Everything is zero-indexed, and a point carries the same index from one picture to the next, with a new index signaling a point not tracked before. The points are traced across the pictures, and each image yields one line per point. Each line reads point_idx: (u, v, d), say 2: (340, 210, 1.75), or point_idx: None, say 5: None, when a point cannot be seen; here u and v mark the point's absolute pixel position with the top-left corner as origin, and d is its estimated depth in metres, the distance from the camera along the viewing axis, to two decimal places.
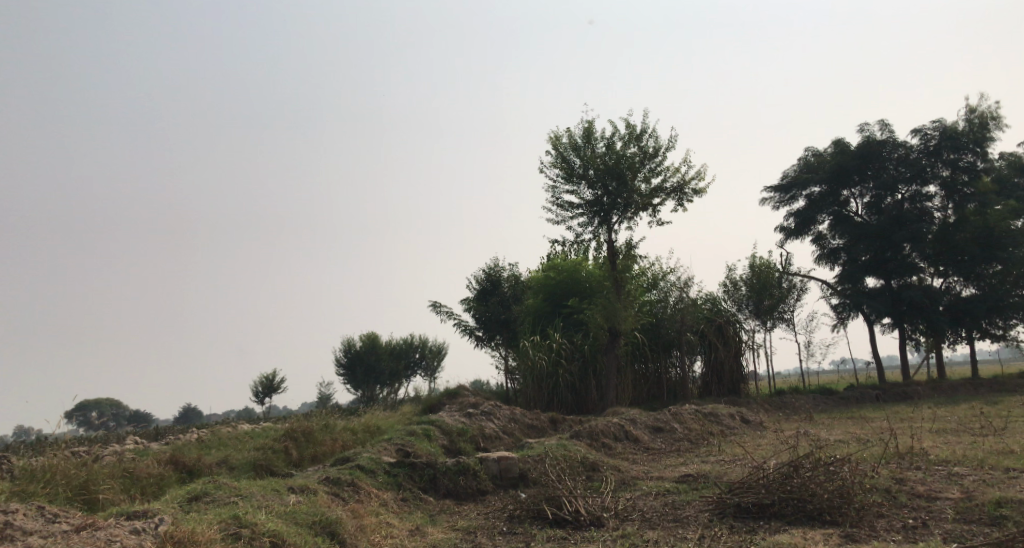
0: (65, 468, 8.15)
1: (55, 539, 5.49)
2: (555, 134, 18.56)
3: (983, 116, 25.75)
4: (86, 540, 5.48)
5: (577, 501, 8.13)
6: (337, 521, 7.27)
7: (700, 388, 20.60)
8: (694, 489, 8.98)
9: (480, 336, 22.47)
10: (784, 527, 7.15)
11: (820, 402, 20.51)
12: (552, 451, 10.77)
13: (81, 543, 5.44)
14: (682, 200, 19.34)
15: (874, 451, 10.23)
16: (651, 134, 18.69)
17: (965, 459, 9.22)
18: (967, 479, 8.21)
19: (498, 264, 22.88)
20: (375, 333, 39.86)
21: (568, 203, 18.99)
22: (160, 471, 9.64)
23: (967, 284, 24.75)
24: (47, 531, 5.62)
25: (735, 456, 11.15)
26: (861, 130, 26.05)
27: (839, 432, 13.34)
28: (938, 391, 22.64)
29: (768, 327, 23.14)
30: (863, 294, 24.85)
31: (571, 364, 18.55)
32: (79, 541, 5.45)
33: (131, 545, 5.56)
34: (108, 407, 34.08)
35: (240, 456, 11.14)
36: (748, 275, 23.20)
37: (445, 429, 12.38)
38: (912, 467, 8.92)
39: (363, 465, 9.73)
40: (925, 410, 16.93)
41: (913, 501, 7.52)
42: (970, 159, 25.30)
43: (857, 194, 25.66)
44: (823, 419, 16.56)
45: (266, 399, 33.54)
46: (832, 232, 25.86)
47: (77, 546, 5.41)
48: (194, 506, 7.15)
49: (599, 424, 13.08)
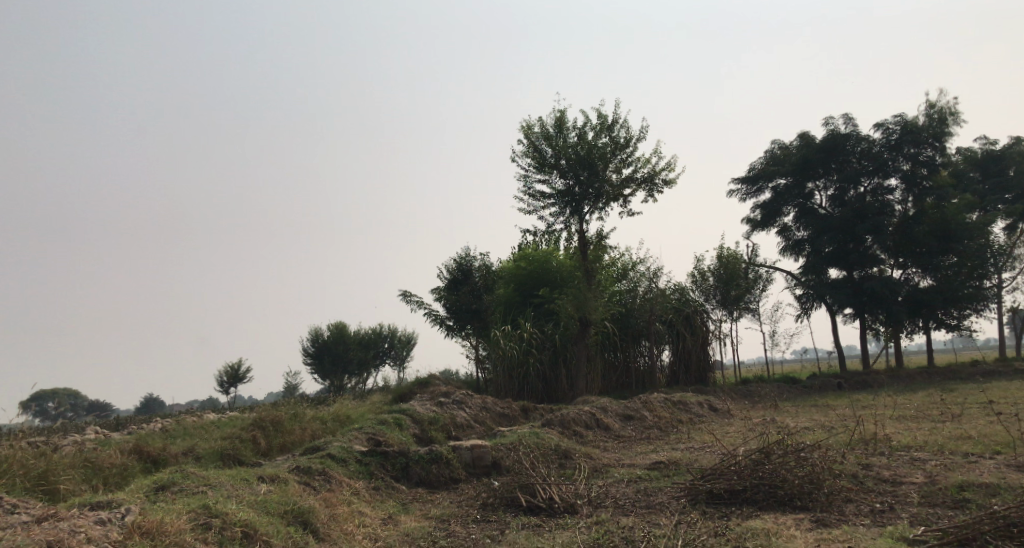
0: (25, 458, 7.93)
1: (16, 529, 5.32)
2: (527, 123, 18.56)
3: (942, 111, 26.20)
4: (48, 531, 5.31)
5: (551, 488, 8.17)
6: (310, 510, 7.18)
7: (667, 377, 20.82)
8: (665, 476, 9.07)
9: (450, 326, 22.42)
10: (756, 513, 7.25)
11: (784, 391, 20.88)
12: (525, 439, 10.80)
13: (43, 533, 5.29)
14: (652, 191, 19.45)
15: (840, 438, 10.43)
16: (622, 125, 18.75)
17: (926, 444, 9.46)
18: (929, 464, 8.44)
19: (469, 253, 22.77)
20: (343, 323, 39.51)
21: (540, 193, 19.00)
22: (124, 461, 9.43)
23: (924, 275, 25.22)
24: (6, 521, 5.45)
25: (706, 444, 11.28)
26: (826, 123, 26.48)
27: (804, 419, 13.62)
28: (898, 380, 23.21)
29: (734, 317, 23.38)
30: (826, 285, 25.34)
31: (541, 353, 18.59)
32: (40, 532, 5.28)
33: (97, 536, 5.41)
34: (65, 398, 33.25)
35: (206, 446, 10.96)
36: (716, 266, 23.45)
37: (417, 418, 12.32)
38: (877, 452, 9.15)
39: (334, 454, 9.67)
40: (885, 397, 17.35)
41: (879, 486, 7.70)
42: (929, 153, 25.82)
43: (822, 186, 26.12)
44: (788, 407, 16.86)
45: (231, 388, 33.06)
46: (797, 224, 26.36)
47: (39, 537, 5.24)
48: (161, 496, 7.01)
49: (571, 413, 13.16)
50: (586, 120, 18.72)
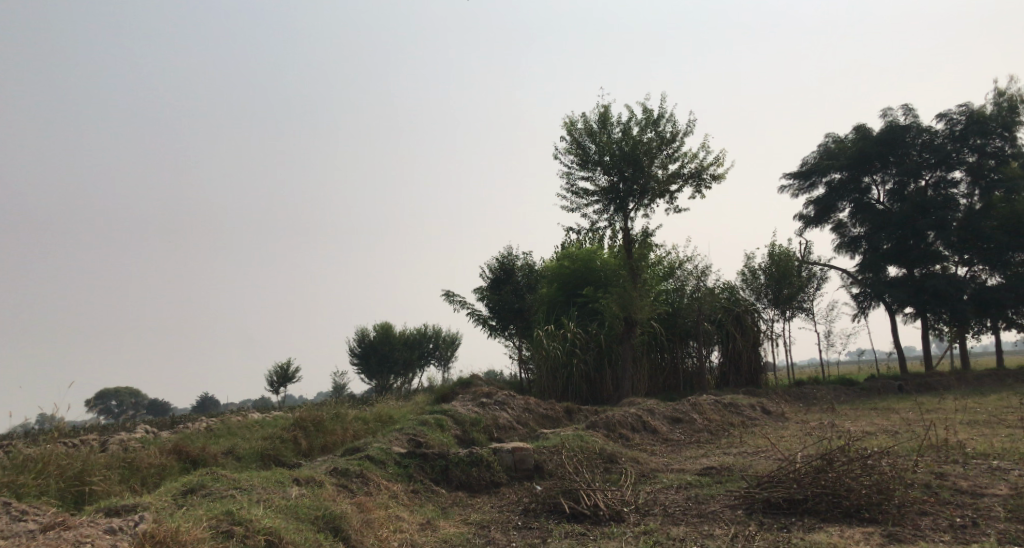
0: (60, 458, 7.80)
1: (18, 542, 5.14)
2: (570, 119, 18.15)
3: (1012, 99, 24.77)
4: (50, 543, 5.11)
5: (596, 495, 7.70)
6: (343, 516, 6.87)
7: (717, 379, 20.13)
8: (718, 483, 8.55)
9: (493, 326, 22.14)
10: (819, 525, 6.69)
11: (841, 393, 19.96)
12: (569, 442, 10.37)
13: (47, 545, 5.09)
14: (700, 187, 18.80)
15: (908, 444, 9.70)
16: (669, 119, 18.13)
17: (1006, 452, 8.71)
18: (1011, 474, 7.74)
19: (512, 253, 22.52)
20: (389, 324, 39.66)
21: (584, 191, 18.53)
22: (162, 460, 9.27)
23: (992, 273, 23.94)
24: (11, 530, 5.26)
25: (760, 448, 10.70)
26: (884, 115, 25.36)
27: (867, 423, 12.85)
28: (965, 382, 22.02)
29: (787, 317, 22.50)
30: (884, 283, 24.23)
31: (586, 353, 18.06)
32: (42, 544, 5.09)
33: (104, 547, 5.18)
34: (126, 396, 34.16)
35: (246, 445, 10.79)
36: (767, 263, 22.60)
37: (458, 419, 12.01)
38: (950, 460, 8.44)
39: (372, 456, 9.38)
40: (952, 401, 16.36)
41: (958, 498, 7.04)
42: (998, 144, 24.43)
43: (879, 180, 24.96)
44: (846, 410, 16.04)
45: (281, 388, 33.33)
46: (853, 220, 25.30)
47: None
48: (188, 500, 6.80)
49: (616, 415, 12.65)
50: (630, 115, 18.20)
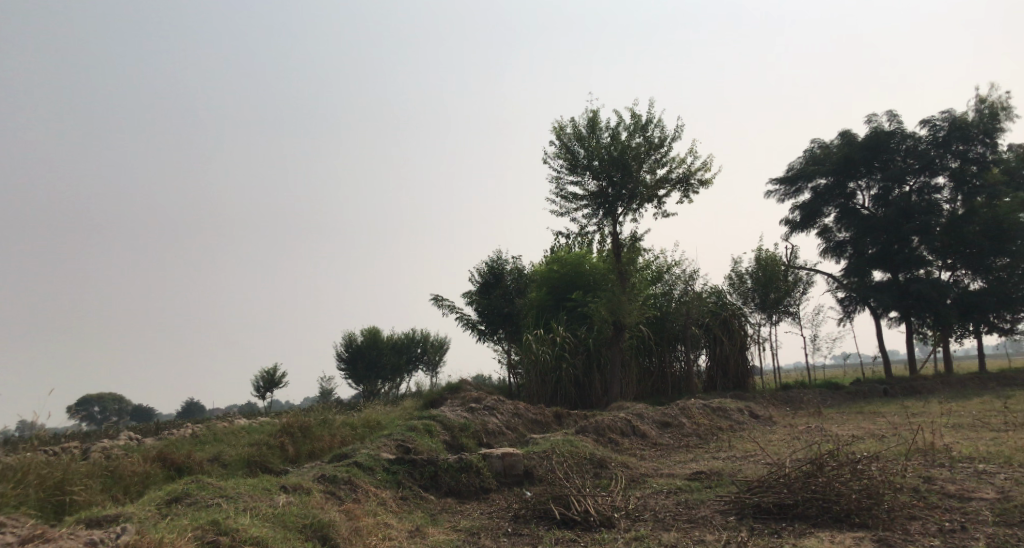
0: (42, 467, 7.68)
1: None
2: (559, 124, 18.16)
3: (993, 106, 25.05)
4: None
5: (587, 500, 7.69)
6: (331, 525, 6.81)
7: (704, 383, 20.19)
8: (708, 488, 8.55)
9: (481, 330, 22.10)
10: (809, 530, 6.71)
11: (827, 396, 20.09)
12: (558, 447, 10.36)
13: None
14: (688, 192, 18.88)
15: (895, 448, 9.75)
16: (657, 125, 18.18)
17: (992, 456, 8.78)
18: (997, 477, 7.80)
19: (501, 257, 22.49)
20: (376, 328, 39.52)
21: (573, 195, 18.54)
22: (146, 468, 9.16)
23: (974, 277, 24.24)
24: None
25: (749, 453, 10.72)
26: (869, 120, 25.57)
27: (854, 427, 12.91)
28: (950, 386, 22.22)
29: (774, 321, 22.60)
30: (869, 287, 24.41)
31: (574, 357, 18.05)
32: None
33: None
34: (110, 402, 33.81)
35: (232, 452, 10.69)
36: (754, 268, 22.72)
37: (447, 424, 11.95)
38: (937, 464, 8.50)
39: (361, 463, 9.31)
40: (936, 405, 16.51)
41: (946, 502, 7.09)
42: (980, 150, 24.69)
43: (864, 185, 25.15)
44: (833, 414, 16.12)
45: (267, 393, 33.11)
46: (839, 225, 25.48)
47: None
48: (173, 509, 6.72)
49: (605, 420, 12.65)
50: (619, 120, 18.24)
